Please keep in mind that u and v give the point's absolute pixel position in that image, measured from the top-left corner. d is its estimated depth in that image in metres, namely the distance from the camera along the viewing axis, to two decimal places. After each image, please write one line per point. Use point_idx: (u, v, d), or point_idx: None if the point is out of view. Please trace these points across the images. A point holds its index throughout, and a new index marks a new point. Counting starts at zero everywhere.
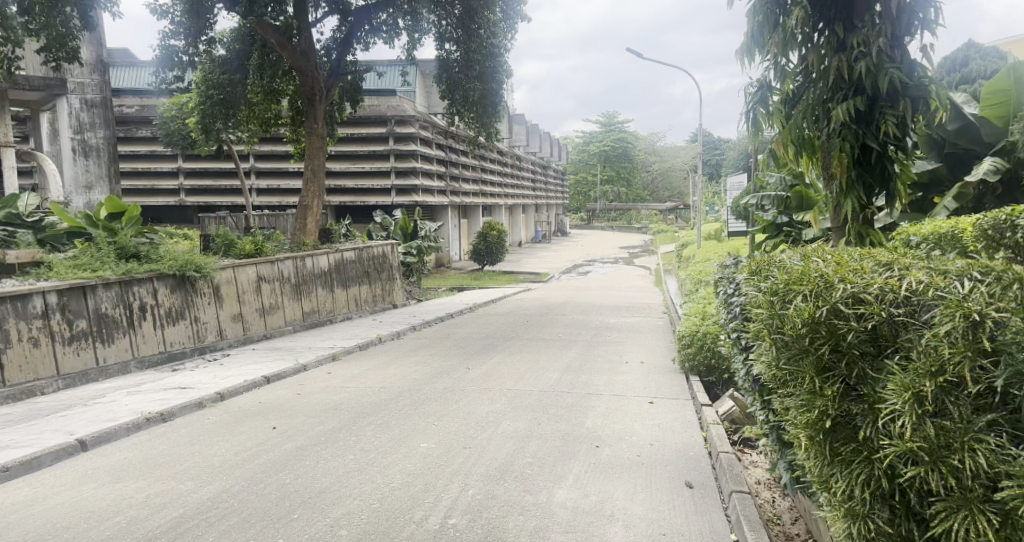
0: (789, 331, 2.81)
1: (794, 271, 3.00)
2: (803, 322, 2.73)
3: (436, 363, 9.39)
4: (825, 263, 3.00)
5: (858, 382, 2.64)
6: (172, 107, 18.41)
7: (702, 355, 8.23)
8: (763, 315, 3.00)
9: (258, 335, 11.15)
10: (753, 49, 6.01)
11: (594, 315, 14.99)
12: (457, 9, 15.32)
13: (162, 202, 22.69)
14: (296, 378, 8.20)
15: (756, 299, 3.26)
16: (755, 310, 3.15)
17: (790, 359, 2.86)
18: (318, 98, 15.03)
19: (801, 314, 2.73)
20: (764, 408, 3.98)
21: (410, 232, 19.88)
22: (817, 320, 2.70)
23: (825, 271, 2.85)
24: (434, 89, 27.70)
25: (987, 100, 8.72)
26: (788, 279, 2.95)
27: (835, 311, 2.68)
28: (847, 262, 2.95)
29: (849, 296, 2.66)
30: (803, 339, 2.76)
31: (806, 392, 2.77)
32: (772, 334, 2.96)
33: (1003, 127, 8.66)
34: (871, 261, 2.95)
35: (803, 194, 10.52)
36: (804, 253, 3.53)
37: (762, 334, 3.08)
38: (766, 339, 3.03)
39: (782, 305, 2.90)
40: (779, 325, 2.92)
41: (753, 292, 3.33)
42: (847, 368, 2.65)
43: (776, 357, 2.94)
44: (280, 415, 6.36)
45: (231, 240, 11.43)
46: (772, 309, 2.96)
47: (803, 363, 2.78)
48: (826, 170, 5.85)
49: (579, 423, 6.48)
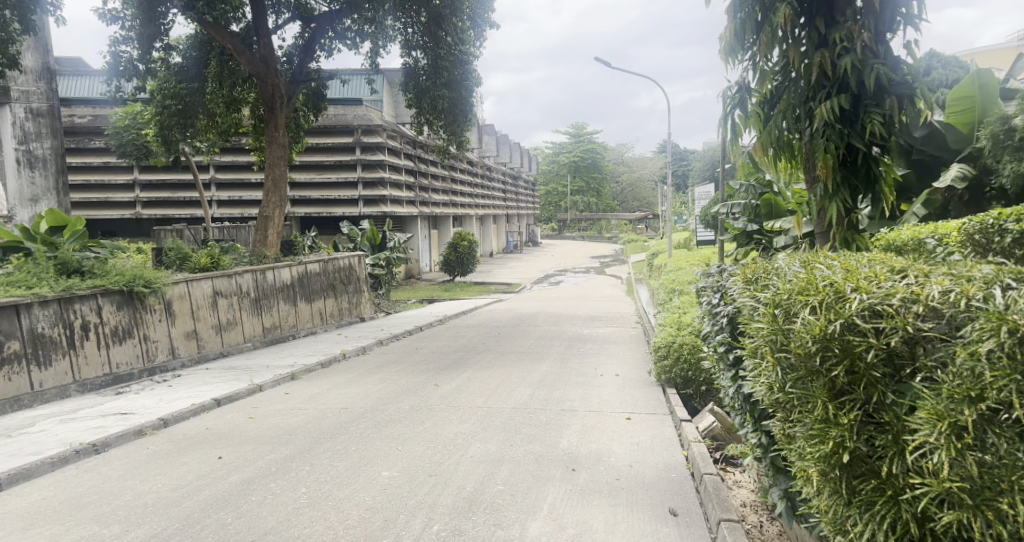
0: (795, 348, 2.46)
1: (798, 279, 2.65)
2: (811, 339, 2.38)
3: (402, 379, 8.91)
4: (832, 270, 2.64)
5: (877, 408, 2.30)
6: (126, 116, 17.50)
7: (679, 367, 7.87)
8: (765, 331, 2.64)
9: (214, 352, 10.55)
10: (733, 47, 5.70)
11: (567, 325, 14.65)
12: (422, 15, 14.86)
13: (116, 215, 21.81)
14: (249, 400, 7.66)
15: (753, 312, 2.91)
16: (753, 325, 2.80)
17: (796, 381, 2.51)
18: (279, 106, 14.45)
19: (809, 330, 2.39)
20: (757, 431, 3.66)
21: (378, 244, 19.28)
22: (828, 338, 2.35)
23: (834, 278, 2.50)
24: (401, 98, 27.32)
25: (954, 107, 8.99)
26: (793, 287, 2.60)
27: (848, 325, 2.32)
28: (858, 269, 2.59)
29: (864, 308, 2.32)
30: (810, 358, 2.42)
31: (817, 421, 2.43)
32: (775, 353, 2.60)
33: (968, 134, 9.02)
34: (884, 268, 2.60)
35: (773, 202, 10.49)
36: (804, 259, 3.18)
37: (762, 353, 2.73)
38: (767, 359, 2.68)
39: (787, 319, 2.55)
40: (782, 342, 2.57)
41: (751, 304, 2.97)
42: (864, 392, 2.31)
43: (780, 379, 2.59)
44: (229, 442, 5.84)
45: (185, 252, 10.82)
46: (776, 324, 2.60)
47: (811, 387, 2.43)
48: (809, 172, 5.56)
49: (554, 444, 6.07)
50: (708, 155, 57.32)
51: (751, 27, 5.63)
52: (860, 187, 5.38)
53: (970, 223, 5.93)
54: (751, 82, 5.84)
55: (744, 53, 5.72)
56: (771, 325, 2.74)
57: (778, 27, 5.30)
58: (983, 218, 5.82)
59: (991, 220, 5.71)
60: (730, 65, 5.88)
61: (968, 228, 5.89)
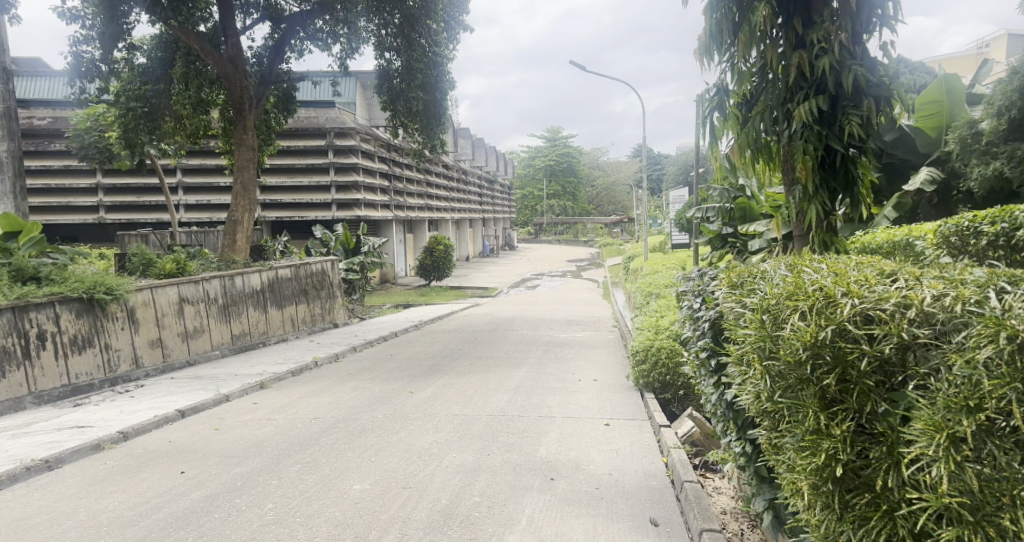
0: (785, 356, 2.40)
1: (787, 284, 2.59)
2: (802, 346, 2.32)
3: (375, 387, 8.71)
4: (820, 274, 2.58)
5: (870, 418, 2.25)
6: (87, 118, 17.02)
7: (657, 372, 7.78)
8: (752, 337, 2.58)
9: (180, 361, 10.25)
10: (709, 48, 5.64)
11: (544, 329, 14.53)
12: (396, 17, 14.56)
13: (79, 220, 21.25)
14: (215, 411, 7.42)
15: (741, 318, 2.84)
16: (740, 332, 2.74)
17: (786, 389, 2.45)
18: (248, 108, 14.15)
19: (800, 337, 2.32)
20: (740, 439, 3.58)
21: (351, 248, 19.02)
22: (820, 346, 2.29)
23: (823, 283, 2.44)
24: (374, 101, 27.04)
25: (923, 112, 10.06)
26: (783, 292, 2.54)
27: (839, 331, 2.27)
28: (847, 272, 2.53)
29: (857, 314, 2.26)
30: (800, 365, 2.37)
31: (808, 432, 2.37)
32: (763, 361, 2.54)
33: (936, 138, 10.09)
34: (874, 270, 2.54)
35: (747, 205, 10.36)
36: (791, 263, 3.12)
37: (750, 361, 2.66)
38: (755, 367, 2.61)
39: (776, 326, 2.49)
40: (771, 349, 2.51)
41: (737, 311, 2.91)
42: (857, 401, 2.25)
43: (769, 388, 2.53)
44: (192, 457, 5.62)
45: (149, 258, 10.51)
46: (764, 330, 2.54)
47: (802, 396, 2.38)
48: (788, 174, 5.49)
49: (532, 452, 5.92)
50: (681, 159, 57.78)
51: (729, 28, 5.54)
52: (840, 189, 5.31)
53: (945, 225, 5.94)
54: (729, 83, 5.77)
55: (722, 54, 5.65)
56: (759, 331, 2.67)
57: (757, 27, 5.23)
58: (958, 220, 5.82)
59: (966, 223, 5.69)
60: (706, 65, 5.80)
61: (944, 230, 5.90)
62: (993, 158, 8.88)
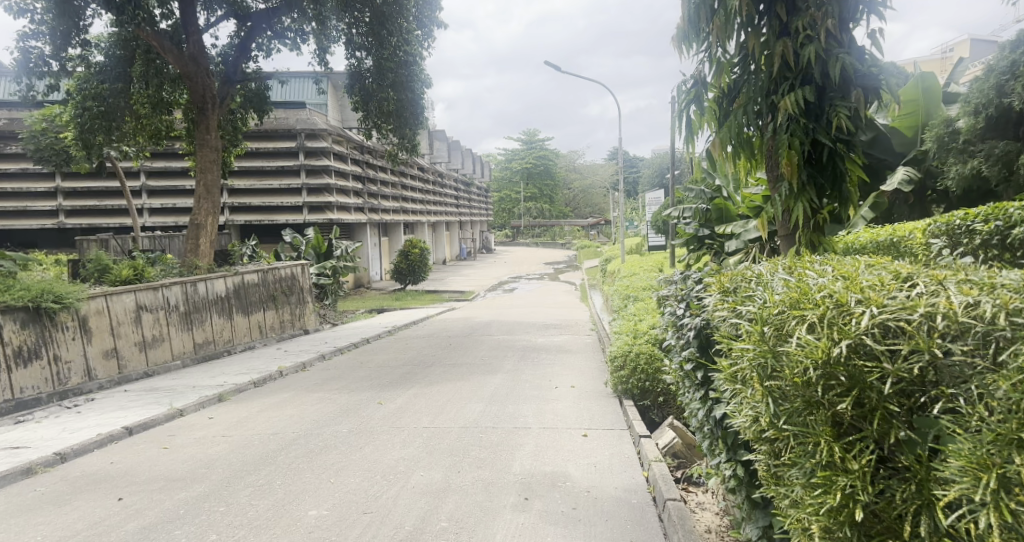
0: (792, 376, 2.25)
1: (792, 291, 2.43)
2: (813, 366, 2.17)
3: (342, 398, 8.26)
4: (828, 278, 2.41)
5: (891, 450, 2.12)
6: (42, 119, 16.29)
7: (636, 378, 7.46)
8: (752, 354, 2.41)
9: (137, 372, 9.71)
10: (687, 36, 5.28)
11: (520, 334, 14.17)
12: (366, 14, 14.13)
13: (37, 226, 20.47)
14: (167, 427, 6.98)
15: (737, 328, 2.65)
16: (736, 348, 2.56)
17: (792, 415, 2.29)
18: (210, 106, 13.60)
19: (811, 355, 2.17)
20: (731, 460, 3.30)
21: (323, 252, 18.52)
22: (833, 365, 2.14)
23: (832, 290, 2.29)
24: (347, 102, 26.46)
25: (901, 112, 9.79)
26: (786, 300, 2.38)
27: (855, 347, 2.12)
28: (858, 276, 2.36)
29: (876, 326, 2.10)
30: (810, 386, 2.22)
31: (820, 466, 2.22)
32: (765, 381, 2.38)
33: (912, 138, 9.91)
34: (889, 274, 2.35)
35: (723, 207, 10.02)
36: (789, 265, 2.91)
37: (749, 381, 2.50)
38: (756, 388, 2.44)
39: (780, 341, 2.33)
40: (773, 368, 2.35)
41: (731, 321, 2.71)
42: (878, 429, 2.11)
43: (772, 413, 2.36)
44: (131, 482, 5.26)
45: (105, 264, 9.96)
46: (765, 346, 2.38)
47: (812, 424, 2.23)
48: (773, 169, 5.13)
49: (505, 468, 5.53)
50: (656, 162, 58.06)
51: (706, 14, 5.17)
52: (826, 186, 4.97)
53: (935, 223, 5.75)
54: (706, 75, 5.41)
55: (700, 43, 5.31)
56: (758, 345, 2.50)
57: (735, 12, 4.89)
58: (948, 219, 5.63)
59: (958, 221, 5.50)
60: (683, 54, 5.46)
61: (934, 229, 5.70)
62: (970, 156, 8.72)
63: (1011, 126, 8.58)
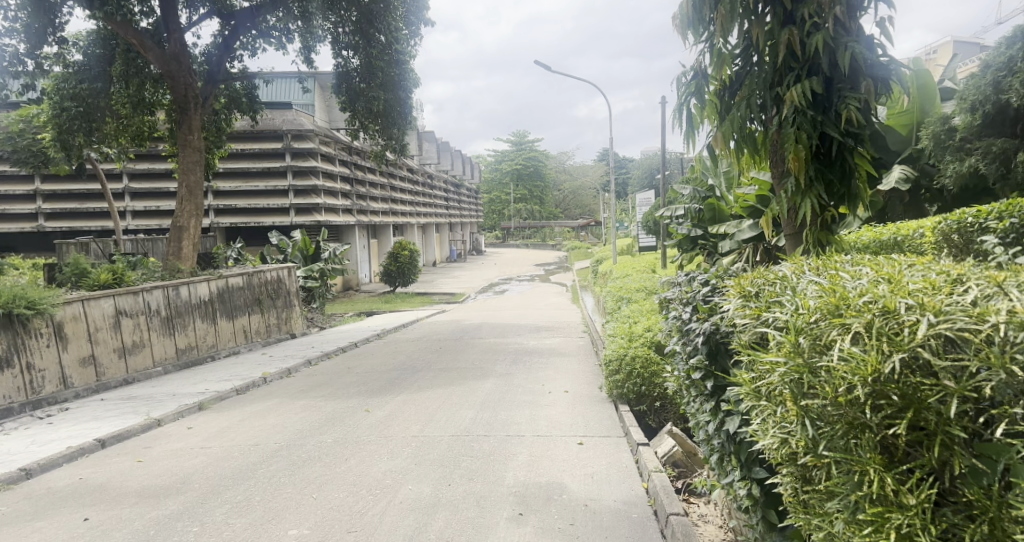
0: (834, 394, 2.21)
1: (831, 298, 2.39)
2: (861, 384, 2.13)
3: (328, 406, 7.95)
4: (873, 281, 2.39)
5: (953, 481, 2.07)
6: (19, 119, 15.91)
7: (632, 382, 7.17)
8: (784, 371, 2.37)
9: (116, 379, 9.37)
10: (690, 21, 5.02)
11: (512, 336, 13.88)
12: (353, 13, 13.96)
13: (16, 229, 20.04)
14: (144, 438, 6.66)
15: (768, 337, 2.59)
16: (765, 362, 2.50)
17: (834, 439, 2.26)
18: (192, 107, 13.25)
19: (859, 373, 2.14)
20: (744, 479, 3.14)
21: (310, 255, 18.12)
22: (884, 383, 2.11)
23: (878, 295, 2.25)
24: (334, 103, 26.15)
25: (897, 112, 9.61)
26: (826, 306, 2.34)
27: (908, 362, 2.08)
28: (904, 281, 2.32)
29: (934, 336, 2.06)
30: (854, 406, 2.19)
31: (868, 501, 2.18)
32: (800, 400, 2.34)
33: (908, 135, 9.83)
34: (940, 279, 2.30)
35: (716, 207, 9.69)
36: (819, 270, 2.86)
37: (779, 398, 2.45)
38: (791, 409, 2.39)
39: (818, 355, 2.29)
40: (809, 383, 2.31)
41: (762, 331, 2.65)
42: (937, 457, 2.08)
43: (812, 436, 2.31)
44: (100, 499, 4.96)
45: (82, 268, 9.59)
46: (800, 361, 2.34)
47: (859, 452, 2.20)
48: (779, 165, 4.90)
49: (498, 481, 5.25)
50: (646, 163, 58.02)
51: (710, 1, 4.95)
52: (835, 181, 4.69)
53: (944, 222, 5.50)
54: (707, 66, 5.17)
55: (702, 29, 5.05)
56: (787, 357, 2.46)
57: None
58: (959, 215, 5.39)
59: (970, 218, 5.28)
60: (685, 41, 5.19)
61: (944, 227, 5.47)
62: (968, 154, 8.47)
63: (1009, 123, 8.43)
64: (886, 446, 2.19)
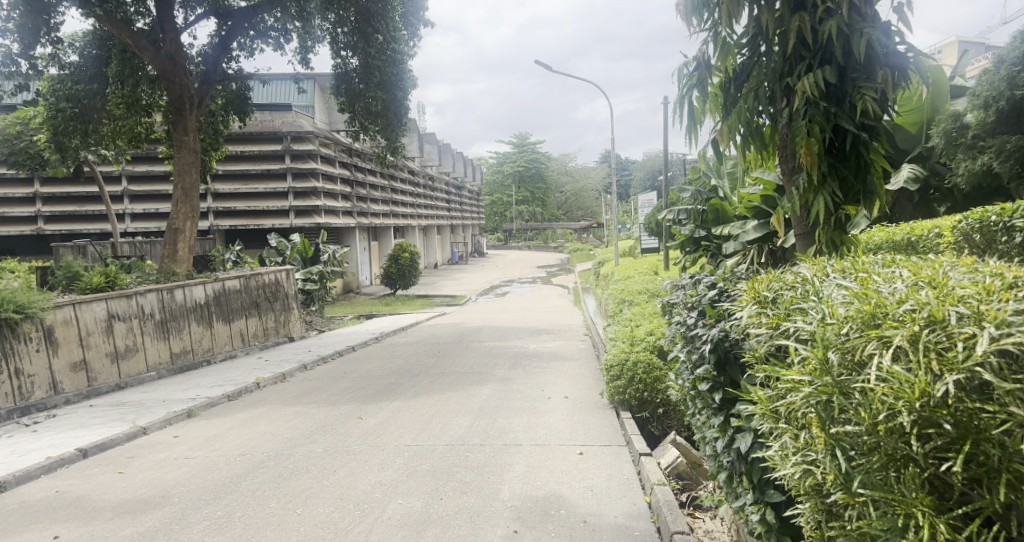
0: (872, 421, 2.02)
1: (865, 307, 2.19)
2: (906, 410, 1.94)
3: (321, 413, 7.70)
4: (911, 289, 2.20)
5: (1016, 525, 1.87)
6: (15, 122, 15.72)
7: (633, 388, 6.89)
8: (813, 393, 2.18)
9: (108, 385, 9.13)
10: (693, 7, 4.75)
11: (512, 340, 13.62)
12: (351, 13, 13.54)
13: (15, 232, 19.86)
14: (130, 446, 6.43)
15: (791, 350, 2.39)
16: (790, 379, 2.30)
17: (871, 471, 2.06)
18: (189, 108, 12.99)
19: (903, 396, 1.95)
20: (757, 503, 2.96)
21: (309, 257, 17.84)
22: (933, 408, 1.91)
23: (924, 304, 2.05)
24: (334, 104, 25.97)
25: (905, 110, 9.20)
26: (862, 319, 2.15)
27: (962, 387, 1.89)
28: (951, 288, 2.12)
29: (991, 356, 1.87)
30: (895, 435, 2.00)
31: None
32: (831, 427, 2.15)
33: (916, 134, 9.50)
34: (988, 285, 2.10)
35: (719, 208, 9.31)
36: (844, 274, 2.66)
37: (805, 422, 2.27)
38: (821, 437, 2.19)
39: (856, 376, 2.09)
40: (843, 406, 2.11)
41: (783, 344, 2.45)
42: (997, 499, 1.87)
43: (844, 467, 2.12)
44: (75, 514, 4.71)
45: (74, 270, 9.32)
46: (828, 380, 2.16)
47: (903, 490, 2.00)
48: (788, 162, 4.66)
49: (493, 494, 4.99)
50: (648, 164, 57.75)
51: None
52: (850, 178, 4.44)
53: (965, 220, 5.24)
54: (710, 56, 4.93)
55: (705, 17, 4.81)
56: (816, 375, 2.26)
57: None
58: (980, 214, 5.13)
59: (992, 217, 5.01)
60: (689, 26, 4.91)
61: (964, 226, 5.21)
62: (980, 152, 8.12)
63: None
64: (932, 481, 1.99)
